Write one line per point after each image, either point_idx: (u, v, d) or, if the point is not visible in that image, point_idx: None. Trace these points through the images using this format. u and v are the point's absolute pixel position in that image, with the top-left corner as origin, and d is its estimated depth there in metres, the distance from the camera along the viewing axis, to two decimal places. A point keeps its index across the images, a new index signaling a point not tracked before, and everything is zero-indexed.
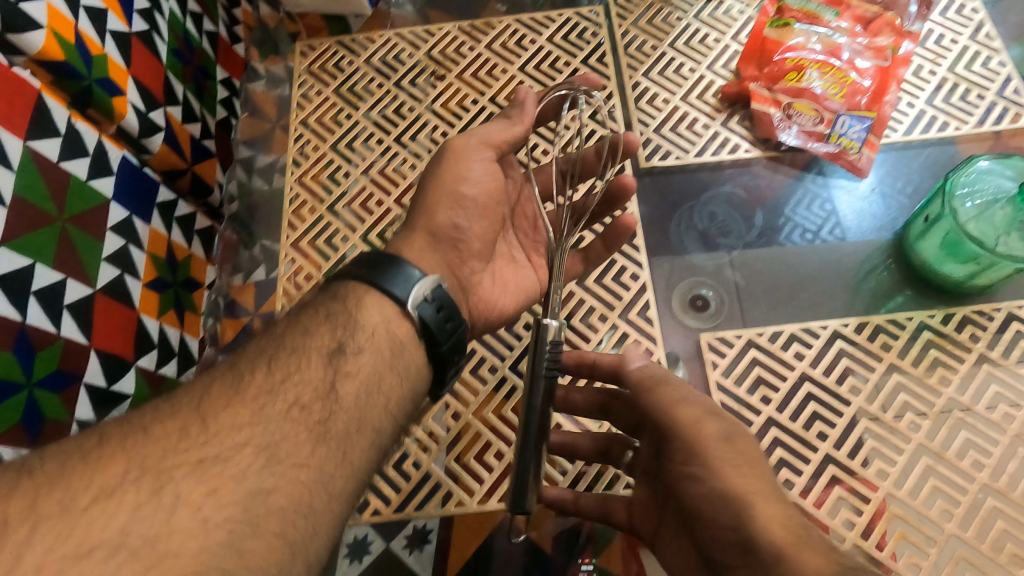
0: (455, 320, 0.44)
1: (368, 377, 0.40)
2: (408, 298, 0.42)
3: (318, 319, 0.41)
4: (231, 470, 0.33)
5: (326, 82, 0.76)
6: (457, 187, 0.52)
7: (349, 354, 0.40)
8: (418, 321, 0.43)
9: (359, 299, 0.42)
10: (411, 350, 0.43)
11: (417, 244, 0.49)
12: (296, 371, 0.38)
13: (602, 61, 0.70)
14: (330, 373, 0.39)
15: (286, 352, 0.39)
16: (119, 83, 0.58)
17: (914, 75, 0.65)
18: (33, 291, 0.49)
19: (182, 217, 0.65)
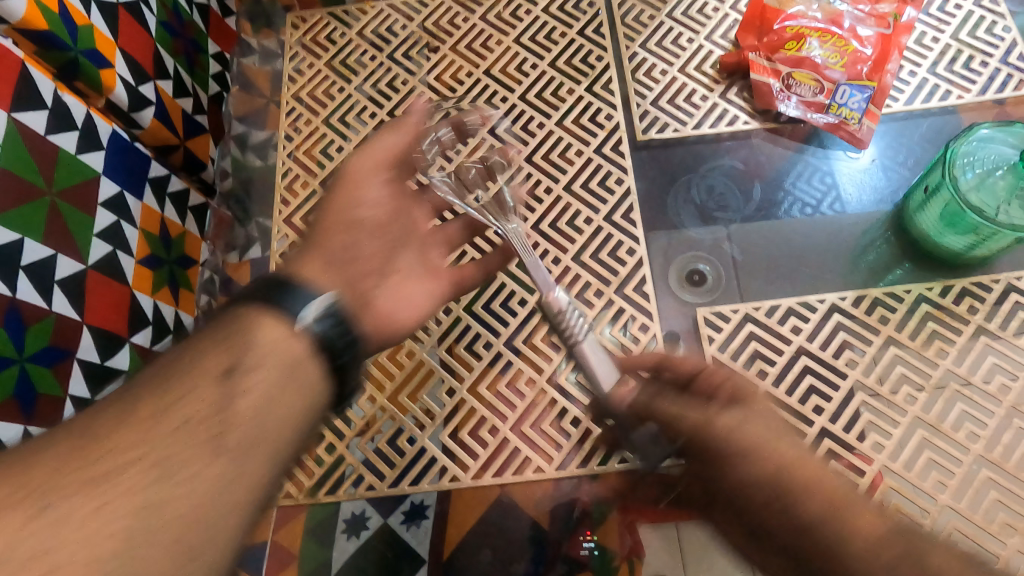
0: (353, 334, 0.37)
1: (262, 399, 0.33)
2: (301, 313, 0.36)
3: (203, 342, 0.35)
4: (125, 483, 0.29)
5: (318, 55, 0.75)
6: (350, 211, 0.45)
7: (239, 376, 0.33)
8: (313, 336, 0.36)
9: (247, 318, 0.35)
10: (304, 369, 0.35)
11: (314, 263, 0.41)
12: (181, 401, 0.32)
13: (598, 32, 0.69)
14: (220, 397, 0.33)
15: (160, 392, 0.32)
16: (107, 55, 0.57)
17: (917, 42, 0.63)
18: (23, 266, 0.48)
19: (174, 194, 0.64)
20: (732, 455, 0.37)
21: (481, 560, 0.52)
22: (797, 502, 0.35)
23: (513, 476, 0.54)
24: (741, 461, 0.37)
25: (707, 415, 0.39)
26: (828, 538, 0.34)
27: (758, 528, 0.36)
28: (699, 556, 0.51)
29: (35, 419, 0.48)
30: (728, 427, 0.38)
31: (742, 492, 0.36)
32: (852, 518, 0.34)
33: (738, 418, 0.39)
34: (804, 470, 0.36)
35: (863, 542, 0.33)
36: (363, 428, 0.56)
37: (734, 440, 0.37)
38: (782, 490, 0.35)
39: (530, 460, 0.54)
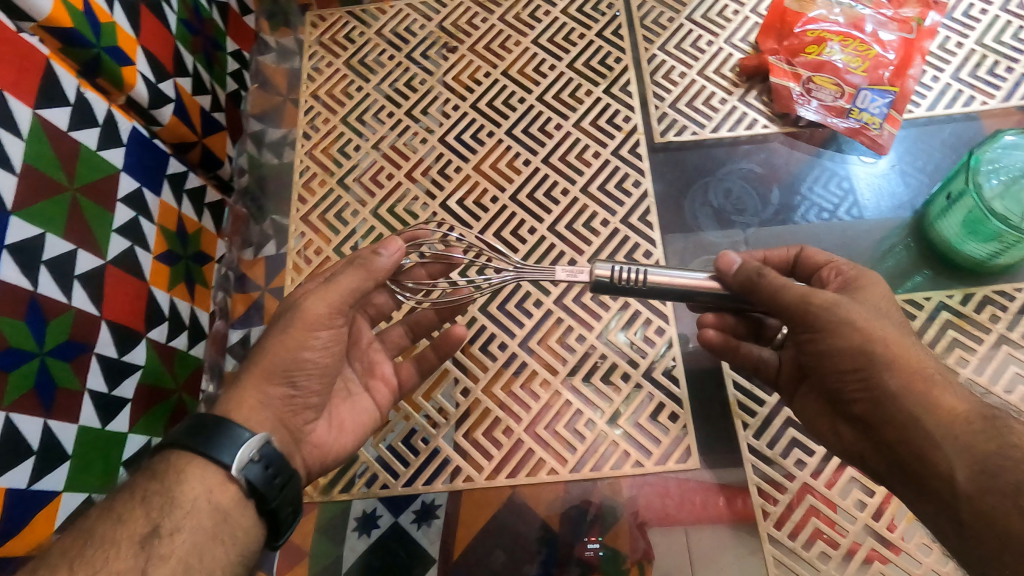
0: (286, 474, 0.39)
1: (187, 553, 0.35)
2: (233, 461, 0.38)
3: (132, 501, 0.37)
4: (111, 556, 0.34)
5: (336, 53, 0.75)
6: (295, 351, 0.43)
7: (164, 535, 0.35)
8: (243, 484, 0.38)
9: (179, 470, 0.38)
10: (237, 514, 0.38)
11: (249, 399, 0.41)
12: (103, 566, 0.33)
13: (617, 33, 0.69)
14: (142, 558, 0.34)
15: (95, 546, 0.34)
16: (129, 52, 0.57)
17: (940, 47, 0.63)
18: (44, 260, 0.49)
19: (191, 191, 0.65)
20: (830, 334, 0.39)
21: (494, 561, 0.52)
22: (881, 375, 0.37)
23: (527, 477, 0.54)
24: (829, 333, 0.39)
25: (806, 291, 0.40)
26: (903, 411, 0.37)
27: (839, 396, 0.41)
28: (709, 559, 0.50)
29: (53, 413, 0.48)
30: (823, 307, 0.40)
31: (827, 361, 0.40)
32: (933, 393, 0.36)
33: (836, 299, 0.40)
34: (894, 348, 0.38)
35: (942, 418, 0.35)
36: (376, 427, 0.57)
37: (834, 316, 0.39)
38: (867, 361, 0.38)
39: (544, 461, 0.54)
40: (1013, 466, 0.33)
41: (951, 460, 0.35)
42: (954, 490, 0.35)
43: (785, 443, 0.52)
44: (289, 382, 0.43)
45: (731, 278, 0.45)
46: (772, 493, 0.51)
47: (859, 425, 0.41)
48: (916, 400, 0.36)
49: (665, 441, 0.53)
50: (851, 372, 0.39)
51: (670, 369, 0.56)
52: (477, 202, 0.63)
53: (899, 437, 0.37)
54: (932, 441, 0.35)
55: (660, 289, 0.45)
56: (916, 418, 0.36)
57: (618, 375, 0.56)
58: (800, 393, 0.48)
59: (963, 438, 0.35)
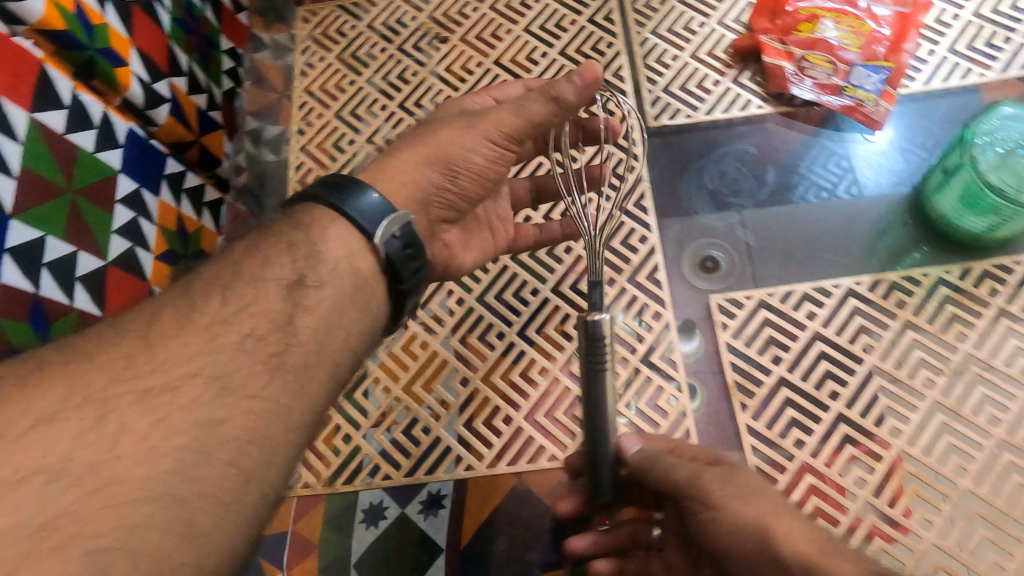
0: (419, 258, 0.42)
1: (328, 310, 0.39)
2: (375, 232, 0.41)
3: (277, 248, 0.40)
4: (180, 400, 0.33)
5: (329, 48, 0.75)
6: (460, 148, 0.47)
7: (311, 288, 0.39)
8: (384, 255, 0.41)
9: (322, 228, 0.40)
10: (374, 287, 0.41)
11: (406, 173, 0.45)
12: (254, 302, 0.37)
13: (608, 18, 0.68)
14: (288, 302, 0.38)
15: (245, 282, 0.38)
16: (123, 53, 0.58)
17: (936, 20, 0.62)
18: (45, 263, 0.50)
19: (190, 190, 0.65)
20: (724, 511, 0.40)
21: (500, 547, 0.53)
22: (780, 550, 0.37)
23: (528, 465, 0.54)
24: (722, 509, 0.40)
25: (696, 470, 0.42)
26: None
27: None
28: None
29: None
30: (711, 485, 0.41)
31: (727, 540, 0.39)
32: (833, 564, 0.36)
33: (724, 473, 0.42)
34: (781, 524, 0.39)
35: None
36: (379, 418, 0.57)
37: (719, 495, 0.40)
38: (767, 539, 0.38)
39: (544, 449, 0.54)
40: None
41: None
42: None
43: (784, 424, 0.51)
44: (447, 169, 0.47)
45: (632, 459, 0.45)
46: (771, 473, 0.50)
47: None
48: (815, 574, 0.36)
49: (664, 426, 0.52)
50: (756, 552, 0.38)
51: (669, 353, 0.55)
52: None
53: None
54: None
55: (600, 388, 0.44)
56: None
57: (617, 361, 0.55)
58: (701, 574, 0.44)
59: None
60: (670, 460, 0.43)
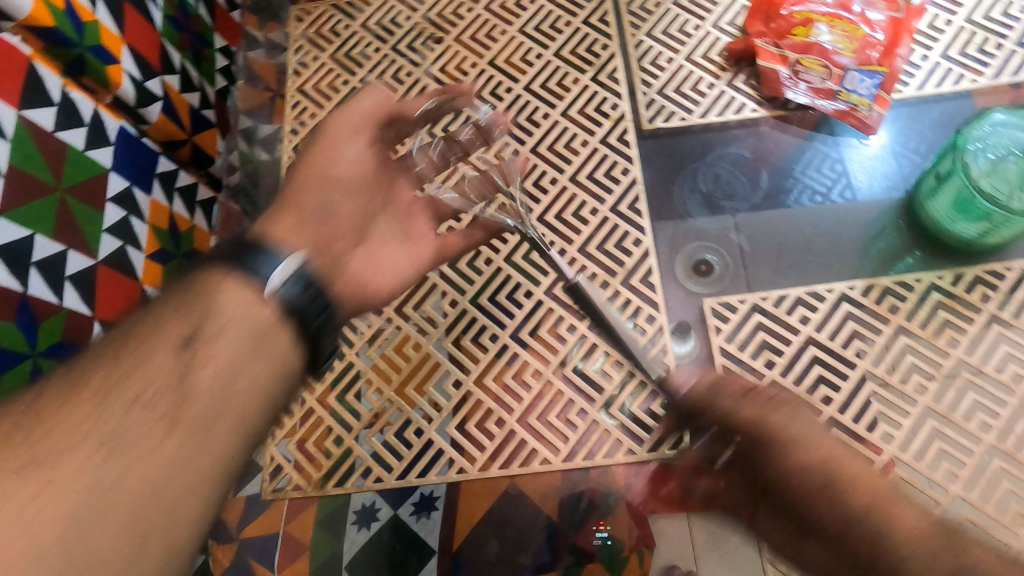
0: (323, 298, 0.40)
1: (229, 360, 0.36)
2: (270, 278, 0.38)
3: (169, 311, 0.37)
4: (79, 455, 0.31)
5: (322, 47, 0.74)
6: (328, 160, 0.47)
7: (202, 344, 0.36)
8: (280, 301, 0.38)
9: (213, 286, 0.38)
10: (274, 337, 0.38)
11: (288, 221, 0.44)
12: (141, 363, 0.34)
13: (603, 20, 0.68)
14: (182, 361, 0.35)
15: (132, 354, 0.35)
16: (114, 51, 0.57)
17: (929, 25, 0.62)
18: (34, 262, 0.50)
19: (182, 188, 0.65)
20: (790, 454, 0.42)
21: (490, 551, 0.53)
22: (846, 494, 0.41)
23: (521, 468, 0.54)
24: (791, 450, 0.42)
25: (762, 409, 0.44)
26: (867, 529, 0.39)
27: (801, 513, 0.42)
28: (711, 547, 0.51)
29: None
30: (780, 423, 0.43)
31: (793, 482, 0.42)
32: (896, 511, 0.40)
33: (789, 416, 0.44)
34: (849, 469, 0.41)
35: (899, 532, 0.39)
36: (371, 420, 0.57)
37: (785, 436, 0.43)
38: (834, 480, 0.41)
39: (537, 452, 0.54)
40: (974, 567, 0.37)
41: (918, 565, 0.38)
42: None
43: None
44: (320, 212, 0.46)
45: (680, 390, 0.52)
46: None
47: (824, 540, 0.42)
48: (876, 520, 0.39)
49: (656, 430, 0.53)
50: (817, 490, 0.41)
51: (663, 358, 0.55)
52: None
53: (875, 551, 0.39)
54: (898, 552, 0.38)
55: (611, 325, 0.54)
56: (881, 534, 0.39)
57: (610, 363, 0.56)
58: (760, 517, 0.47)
59: (926, 545, 0.38)
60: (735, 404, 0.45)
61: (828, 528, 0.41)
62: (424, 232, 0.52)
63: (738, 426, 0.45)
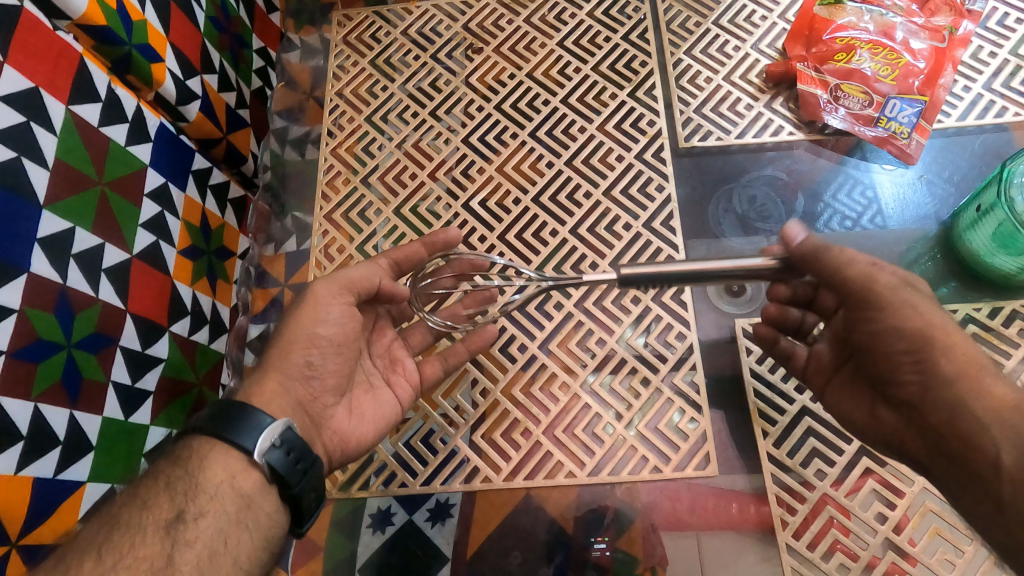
0: (308, 460, 0.41)
1: (212, 537, 0.37)
2: (255, 447, 0.40)
3: (156, 488, 0.38)
4: None
5: (362, 53, 0.75)
6: (310, 328, 0.47)
7: (190, 520, 0.37)
8: (267, 468, 0.40)
9: (203, 457, 0.39)
10: (261, 500, 0.40)
11: (271, 384, 0.45)
12: (132, 548, 0.35)
13: (643, 37, 0.68)
14: (172, 538, 0.36)
15: (123, 533, 0.36)
16: (159, 50, 0.58)
17: (972, 56, 0.62)
18: (73, 254, 0.50)
19: (215, 186, 0.66)
20: (890, 314, 0.41)
21: (512, 561, 0.52)
22: (937, 358, 0.39)
23: (545, 480, 0.54)
24: (890, 310, 0.41)
25: (870, 270, 0.43)
26: (953, 395, 0.38)
27: (886, 377, 0.43)
28: (722, 564, 0.50)
29: (80, 405, 0.49)
30: (884, 287, 0.42)
31: (880, 338, 0.42)
32: (986, 378, 0.38)
33: (901, 283, 0.42)
34: (948, 337, 0.40)
35: (992, 402, 0.37)
36: (395, 425, 0.57)
37: (896, 296, 0.42)
38: (926, 345, 0.40)
39: (562, 464, 0.54)
40: None
41: (991, 433, 0.36)
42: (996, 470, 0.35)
43: (805, 453, 0.52)
44: (308, 373, 0.47)
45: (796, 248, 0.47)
46: (790, 502, 0.50)
47: (901, 410, 0.42)
48: (970, 386, 0.38)
49: (683, 448, 0.53)
50: (905, 353, 0.41)
51: (692, 376, 0.55)
52: (499, 203, 0.64)
53: (946, 421, 0.38)
54: (976, 420, 0.37)
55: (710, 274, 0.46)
56: (963, 397, 0.38)
57: (638, 380, 0.56)
58: (832, 386, 0.49)
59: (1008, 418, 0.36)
60: (838, 254, 0.45)
61: (910, 392, 0.41)
62: (411, 370, 0.55)
63: (843, 285, 0.44)
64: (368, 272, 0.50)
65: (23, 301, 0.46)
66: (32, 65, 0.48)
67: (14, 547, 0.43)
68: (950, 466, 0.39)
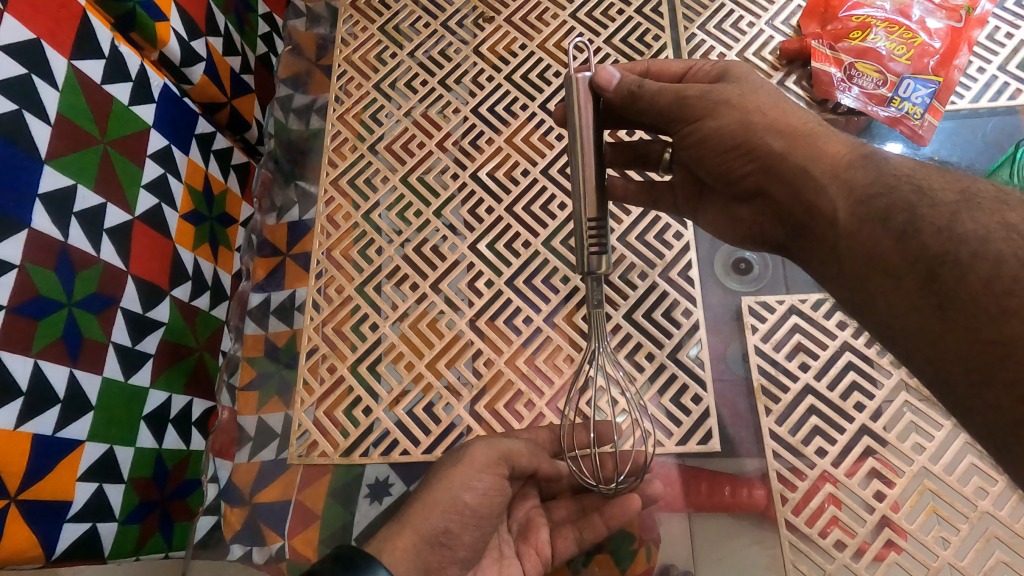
0: None
1: None
2: None
3: None
4: None
5: (371, 19, 0.74)
6: (455, 493, 0.45)
7: None
8: None
9: None
10: None
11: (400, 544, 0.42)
12: None
13: (657, 10, 0.68)
14: None
15: None
16: (162, 8, 0.57)
17: (988, 37, 0.62)
18: (75, 213, 0.49)
19: (219, 151, 0.65)
20: (710, 119, 0.41)
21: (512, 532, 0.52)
22: (764, 139, 0.40)
23: None
24: (710, 116, 0.41)
25: (678, 89, 0.43)
26: (790, 168, 0.39)
27: (730, 179, 0.43)
28: (710, 547, 0.50)
29: (80, 363, 0.49)
30: (694, 94, 0.42)
31: (711, 141, 0.42)
32: (816, 144, 0.39)
33: (708, 87, 0.42)
34: (773, 117, 0.40)
35: (825, 162, 0.38)
36: (394, 392, 0.57)
37: (709, 98, 0.42)
38: (747, 133, 0.40)
39: None
40: (883, 193, 0.35)
41: (833, 197, 0.37)
42: (836, 227, 0.37)
43: (807, 431, 0.52)
44: (436, 533, 0.44)
45: (611, 94, 0.45)
46: (791, 479, 0.51)
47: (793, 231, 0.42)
48: (804, 153, 0.39)
49: (686, 423, 0.53)
50: (734, 149, 0.41)
51: (696, 352, 0.55)
52: (507, 174, 0.63)
53: (794, 197, 0.39)
54: (819, 185, 0.38)
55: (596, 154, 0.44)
56: (805, 169, 0.39)
57: (643, 354, 0.56)
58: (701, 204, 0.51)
59: (845, 177, 0.37)
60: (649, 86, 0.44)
61: (753, 181, 0.42)
62: (544, 542, 0.50)
63: (660, 111, 0.44)
64: (524, 445, 0.49)
65: (25, 257, 0.45)
66: (34, 17, 0.47)
67: (12, 501, 0.43)
68: (818, 249, 0.39)
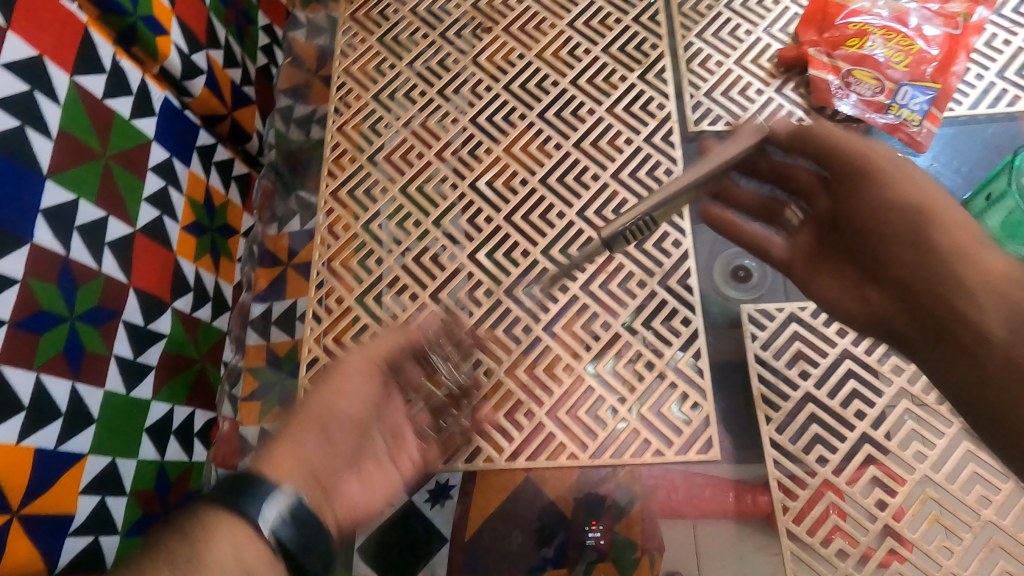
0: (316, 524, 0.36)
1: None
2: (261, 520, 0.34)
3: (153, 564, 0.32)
4: None
5: (370, 30, 0.74)
6: (334, 405, 0.43)
7: None
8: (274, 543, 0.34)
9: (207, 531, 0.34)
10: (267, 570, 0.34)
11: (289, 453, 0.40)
12: None
13: (654, 19, 0.68)
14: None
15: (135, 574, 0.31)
16: (163, 23, 0.58)
17: (986, 44, 0.62)
18: (77, 227, 0.49)
19: (219, 163, 0.65)
20: (887, 187, 0.40)
21: (513, 541, 0.52)
22: (933, 233, 0.38)
23: (547, 461, 0.54)
24: (892, 185, 0.40)
25: (871, 147, 0.42)
26: (946, 266, 0.37)
27: (878, 260, 0.42)
28: (713, 555, 0.50)
29: (82, 376, 0.49)
30: (881, 160, 0.41)
31: (886, 212, 0.40)
32: None
33: (902, 158, 0.41)
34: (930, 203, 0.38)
35: (978, 266, 0.36)
36: None
37: (900, 167, 0.41)
38: (926, 213, 0.38)
39: (565, 446, 0.54)
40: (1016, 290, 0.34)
41: (977, 299, 0.35)
42: (974, 329, 0.35)
43: (808, 439, 0.52)
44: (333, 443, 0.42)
45: (783, 136, 0.45)
46: (792, 488, 0.50)
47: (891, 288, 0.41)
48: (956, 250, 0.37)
49: (686, 432, 0.53)
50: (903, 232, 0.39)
51: (695, 361, 0.55)
52: (506, 184, 0.64)
53: (936, 292, 0.37)
54: (959, 279, 0.36)
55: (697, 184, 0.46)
56: (958, 268, 0.36)
57: (642, 363, 0.56)
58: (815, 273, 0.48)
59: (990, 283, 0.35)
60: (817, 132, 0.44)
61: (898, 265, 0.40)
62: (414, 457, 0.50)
63: (838, 158, 0.43)
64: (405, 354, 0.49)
65: (26, 271, 0.46)
66: (37, 33, 0.47)
67: (14, 515, 0.43)
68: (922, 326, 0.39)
